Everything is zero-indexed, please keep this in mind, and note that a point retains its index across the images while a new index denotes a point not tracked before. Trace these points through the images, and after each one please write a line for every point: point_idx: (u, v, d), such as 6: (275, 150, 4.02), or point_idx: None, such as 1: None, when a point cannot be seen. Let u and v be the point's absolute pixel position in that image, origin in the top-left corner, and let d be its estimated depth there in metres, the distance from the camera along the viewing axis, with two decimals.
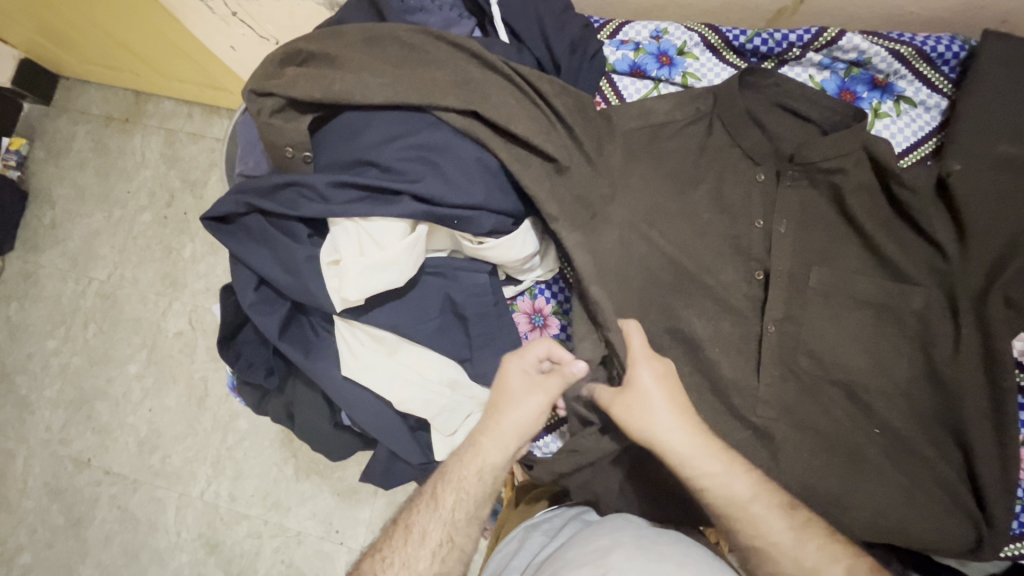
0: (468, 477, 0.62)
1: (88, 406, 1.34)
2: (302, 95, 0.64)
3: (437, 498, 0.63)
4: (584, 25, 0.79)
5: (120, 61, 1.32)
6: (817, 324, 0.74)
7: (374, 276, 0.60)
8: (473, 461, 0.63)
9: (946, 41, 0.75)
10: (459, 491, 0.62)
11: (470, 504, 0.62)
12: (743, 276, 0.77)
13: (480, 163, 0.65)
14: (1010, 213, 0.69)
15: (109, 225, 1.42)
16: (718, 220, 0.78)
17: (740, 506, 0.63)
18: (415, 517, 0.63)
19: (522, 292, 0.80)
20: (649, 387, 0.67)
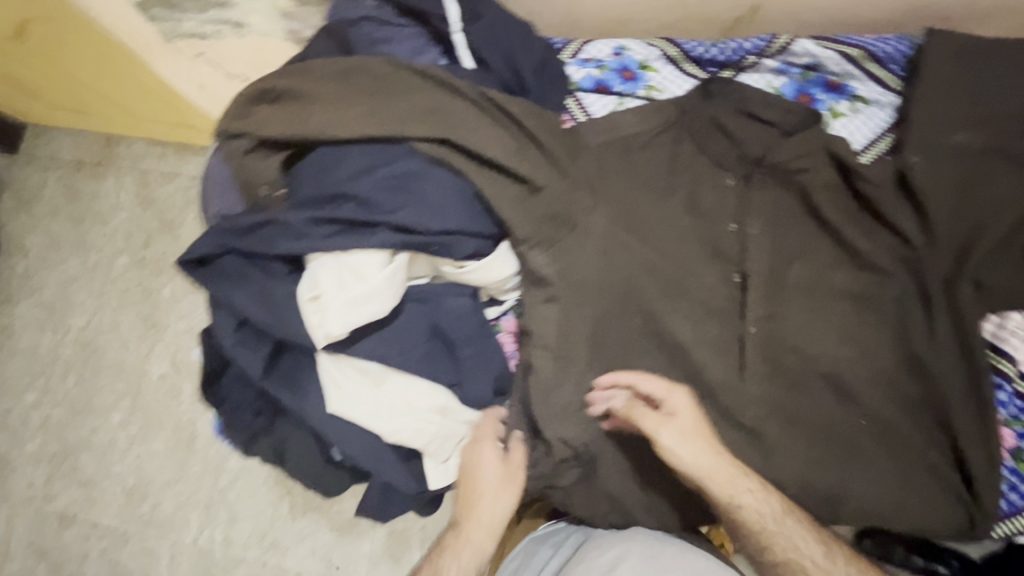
0: (482, 535, 0.69)
1: (71, 458, 1.30)
2: (272, 133, 0.64)
3: (457, 553, 0.69)
4: (547, 46, 0.81)
5: (88, 105, 1.34)
6: (798, 320, 0.76)
7: (356, 309, 0.60)
8: (483, 519, 0.69)
9: (891, 43, 0.80)
10: (479, 540, 0.69)
11: (486, 545, 0.69)
12: (723, 277, 0.77)
13: (455, 189, 0.66)
14: (969, 199, 0.71)
15: (86, 271, 1.40)
16: (694, 225, 0.78)
17: (770, 533, 0.67)
18: (441, 560, 0.69)
19: (506, 312, 0.77)
20: (697, 434, 0.68)
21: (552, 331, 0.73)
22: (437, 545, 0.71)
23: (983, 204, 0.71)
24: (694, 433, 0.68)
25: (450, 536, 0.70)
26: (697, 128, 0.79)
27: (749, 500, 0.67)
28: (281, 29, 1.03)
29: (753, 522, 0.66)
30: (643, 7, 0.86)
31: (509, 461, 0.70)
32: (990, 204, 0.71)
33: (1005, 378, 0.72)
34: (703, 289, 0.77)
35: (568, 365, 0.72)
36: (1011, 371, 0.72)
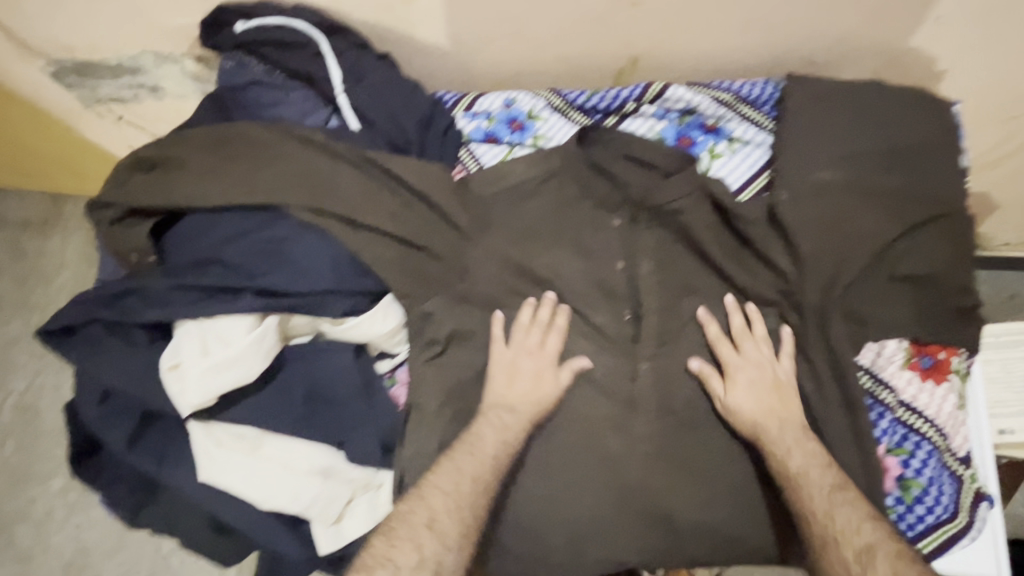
0: (497, 450, 0.69)
1: (7, 532, 1.23)
2: (143, 202, 0.64)
3: (429, 509, 0.64)
4: (433, 102, 0.84)
5: (37, 166, 1.46)
6: (687, 355, 0.76)
7: (218, 377, 0.60)
8: (466, 468, 0.67)
9: (760, 86, 0.84)
10: (469, 484, 0.66)
11: (456, 532, 0.64)
12: (613, 317, 0.78)
13: (327, 250, 0.66)
14: (833, 234, 0.73)
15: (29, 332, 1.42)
16: (584, 267, 0.79)
17: (806, 485, 0.68)
18: (408, 516, 0.64)
19: (400, 364, 0.76)
20: (767, 381, 0.73)
21: (445, 381, 0.73)
22: (409, 496, 0.66)
23: (847, 234, 0.73)
24: (768, 378, 0.73)
25: (421, 486, 0.66)
26: (576, 176, 0.80)
27: (812, 449, 0.70)
28: (194, 90, 1.07)
29: (799, 472, 0.68)
30: (532, 62, 0.90)
31: (489, 383, 0.73)
32: (852, 237, 0.73)
33: (884, 405, 0.74)
34: (591, 330, 0.78)
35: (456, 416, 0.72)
36: (889, 400, 0.74)
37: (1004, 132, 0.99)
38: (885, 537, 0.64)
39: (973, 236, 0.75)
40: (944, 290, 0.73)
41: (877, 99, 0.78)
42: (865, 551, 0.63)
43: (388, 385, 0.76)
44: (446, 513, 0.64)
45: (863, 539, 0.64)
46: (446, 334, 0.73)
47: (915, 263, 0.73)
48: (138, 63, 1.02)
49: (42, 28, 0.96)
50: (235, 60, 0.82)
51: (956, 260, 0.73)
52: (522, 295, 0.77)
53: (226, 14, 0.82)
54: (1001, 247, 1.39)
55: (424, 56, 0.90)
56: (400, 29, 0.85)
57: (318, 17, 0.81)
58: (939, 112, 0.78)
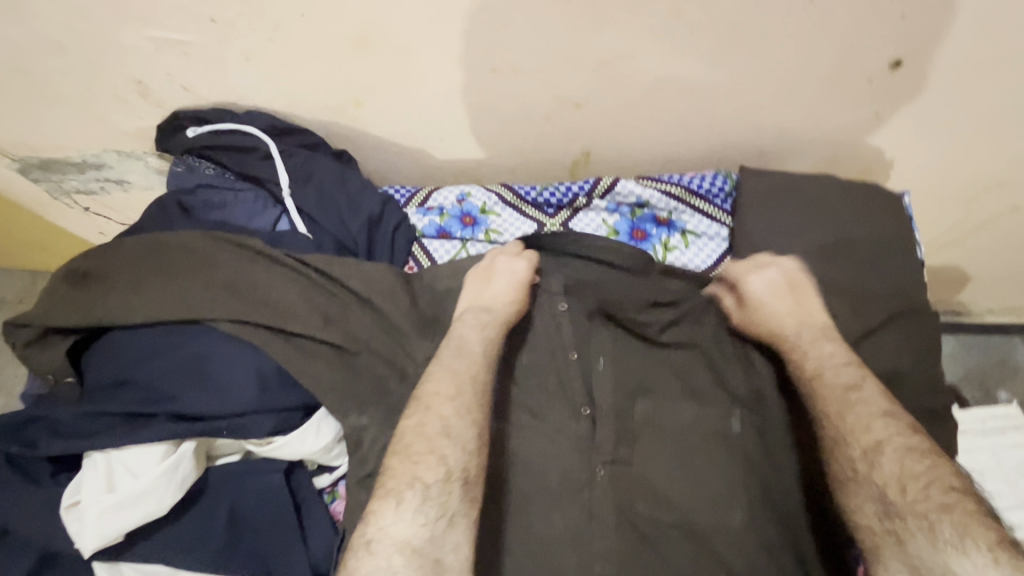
0: (444, 401, 0.64)
1: None
2: (61, 322, 0.61)
3: (420, 455, 0.61)
4: (383, 200, 0.83)
5: (18, 250, 1.50)
6: (648, 457, 0.69)
7: (119, 515, 0.55)
8: (435, 409, 0.64)
9: (711, 179, 0.83)
10: (440, 418, 0.63)
11: (441, 447, 0.62)
12: (569, 415, 0.71)
13: (255, 364, 0.63)
14: (798, 328, 0.71)
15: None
16: (537, 364, 0.73)
17: (850, 415, 0.65)
18: (392, 469, 0.61)
19: (340, 479, 0.70)
20: (781, 286, 0.72)
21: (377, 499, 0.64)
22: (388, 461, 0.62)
23: (809, 336, 0.70)
24: (782, 280, 0.73)
25: (395, 448, 0.62)
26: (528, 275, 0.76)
27: (826, 353, 0.68)
28: (159, 182, 1.05)
29: (813, 373, 0.68)
30: (486, 158, 0.91)
31: (467, 289, 0.74)
32: (815, 333, 0.70)
33: None
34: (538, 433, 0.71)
35: None
36: None
37: (964, 211, 0.98)
38: (898, 432, 0.63)
39: (939, 334, 0.72)
40: (914, 394, 0.69)
41: (831, 194, 0.77)
42: (873, 448, 0.62)
43: (329, 500, 0.71)
44: (440, 423, 0.63)
45: (873, 436, 0.63)
46: (378, 453, 0.65)
47: (882, 366, 0.70)
48: (102, 159, 1.02)
49: (8, 130, 0.97)
50: (186, 165, 0.84)
51: (923, 361, 0.70)
52: (467, 314, 0.71)
53: (182, 119, 0.84)
54: (985, 313, 1.36)
55: (380, 152, 0.91)
56: (353, 129, 0.86)
57: (269, 122, 0.82)
58: (893, 206, 0.77)
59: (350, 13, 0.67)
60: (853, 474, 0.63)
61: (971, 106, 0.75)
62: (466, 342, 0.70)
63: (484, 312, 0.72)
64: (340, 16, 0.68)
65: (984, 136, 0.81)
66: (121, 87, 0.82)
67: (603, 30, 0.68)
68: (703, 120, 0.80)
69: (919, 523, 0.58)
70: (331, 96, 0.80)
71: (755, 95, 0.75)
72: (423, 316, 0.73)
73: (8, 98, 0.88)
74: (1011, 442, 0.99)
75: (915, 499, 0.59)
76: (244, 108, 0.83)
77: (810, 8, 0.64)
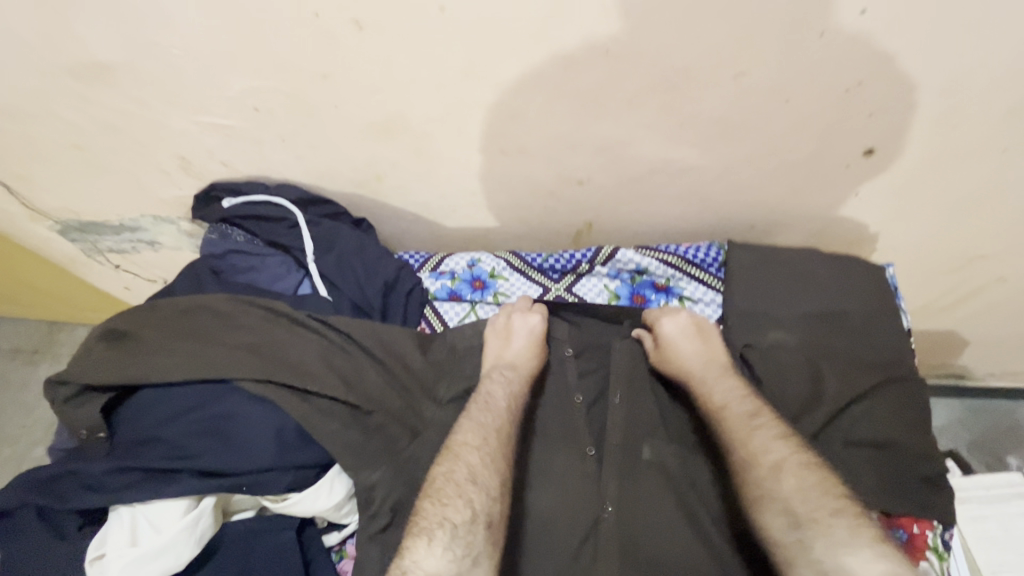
0: (473, 450, 0.69)
1: None
2: (98, 380, 0.65)
3: (453, 495, 0.65)
4: (400, 266, 0.89)
5: (41, 300, 1.57)
6: (653, 500, 0.71)
7: (141, 569, 0.57)
8: (464, 458, 0.68)
9: (705, 249, 0.88)
10: (467, 465, 0.68)
11: (467, 488, 0.66)
12: (575, 458, 0.74)
13: (272, 422, 0.65)
14: (794, 378, 0.75)
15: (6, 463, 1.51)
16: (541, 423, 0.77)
17: (754, 440, 0.69)
18: (424, 512, 0.64)
19: (349, 536, 0.72)
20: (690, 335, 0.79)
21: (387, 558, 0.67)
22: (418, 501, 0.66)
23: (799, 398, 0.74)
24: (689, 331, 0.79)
25: (428, 492, 0.66)
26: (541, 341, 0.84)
27: (729, 387, 0.74)
28: (189, 244, 1.14)
29: (721, 405, 0.73)
30: (496, 227, 0.98)
31: (487, 350, 0.80)
32: (808, 390, 0.74)
33: None
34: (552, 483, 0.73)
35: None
36: None
37: (948, 279, 1.04)
38: (795, 453, 0.67)
39: (929, 401, 0.74)
40: (908, 458, 0.71)
41: (816, 266, 0.83)
42: (775, 466, 0.66)
43: (336, 559, 0.73)
44: (468, 471, 0.67)
45: (773, 457, 0.67)
46: (389, 510, 0.68)
47: (874, 429, 0.71)
48: (138, 223, 1.11)
49: (53, 198, 1.05)
50: (218, 232, 0.89)
51: (916, 428, 0.72)
52: (493, 371, 0.77)
53: (218, 191, 0.91)
54: (986, 376, 1.38)
55: (397, 220, 0.98)
56: (373, 199, 0.94)
57: (298, 193, 0.90)
58: (876, 278, 0.82)
59: (376, 107, 0.75)
60: (761, 490, 0.66)
61: (942, 188, 0.82)
62: (493, 397, 0.75)
63: (508, 369, 0.78)
64: (367, 109, 0.76)
65: (959, 214, 0.87)
66: (166, 162, 0.90)
67: (604, 122, 0.75)
68: (695, 196, 0.87)
69: (821, 532, 0.61)
70: (356, 172, 0.88)
71: (742, 176, 0.82)
72: (435, 373, 0.78)
73: (58, 172, 0.96)
74: (1019, 510, 0.98)
75: (812, 510, 0.63)
76: (276, 181, 0.91)
77: (790, 108, 0.71)
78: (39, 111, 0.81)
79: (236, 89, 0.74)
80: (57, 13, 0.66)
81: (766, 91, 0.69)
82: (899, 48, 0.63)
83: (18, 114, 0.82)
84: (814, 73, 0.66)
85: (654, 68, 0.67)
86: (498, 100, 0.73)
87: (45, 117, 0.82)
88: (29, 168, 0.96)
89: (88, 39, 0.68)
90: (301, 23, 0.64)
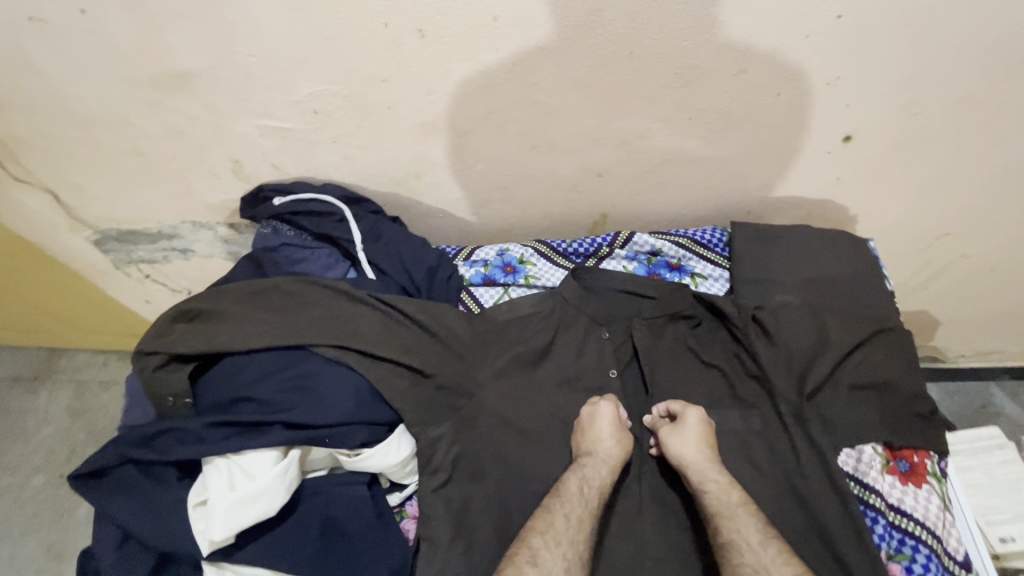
0: (605, 482, 0.74)
1: None
2: (186, 349, 0.75)
3: (576, 519, 0.71)
4: (438, 254, 0.97)
5: (41, 324, 1.56)
6: None
7: (242, 509, 0.65)
8: (593, 479, 0.74)
9: (710, 232, 1.00)
10: (596, 494, 0.73)
11: (584, 513, 0.71)
12: None
13: (350, 383, 0.75)
14: (801, 334, 0.83)
15: (5, 493, 1.48)
16: (581, 387, 0.86)
17: (725, 527, 0.70)
18: (554, 528, 0.69)
19: (410, 496, 0.79)
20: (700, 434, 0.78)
21: (448, 502, 0.75)
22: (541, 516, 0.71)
23: (810, 345, 0.83)
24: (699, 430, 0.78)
25: (552, 509, 0.71)
26: (578, 318, 0.90)
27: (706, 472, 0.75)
28: (222, 250, 1.20)
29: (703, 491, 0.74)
30: (520, 221, 1.08)
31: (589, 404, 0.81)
32: (814, 341, 0.83)
33: (875, 510, 0.76)
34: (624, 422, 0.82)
35: (461, 533, 0.73)
36: (879, 503, 0.76)
37: (918, 259, 1.17)
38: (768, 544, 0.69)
39: (915, 348, 0.85)
40: (902, 395, 0.81)
41: (809, 240, 0.94)
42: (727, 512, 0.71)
43: (399, 518, 0.79)
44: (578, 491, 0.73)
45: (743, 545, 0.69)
46: (453, 461, 0.77)
47: (873, 372, 0.82)
48: (176, 230, 1.16)
49: (98, 207, 1.10)
50: (271, 227, 0.97)
51: (906, 371, 0.83)
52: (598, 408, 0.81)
53: (266, 191, 0.99)
54: (959, 357, 1.50)
55: (429, 217, 1.07)
56: (410, 198, 1.03)
57: (343, 192, 0.98)
58: (860, 248, 0.94)
59: (427, 108, 0.85)
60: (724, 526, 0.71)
61: (909, 170, 0.96)
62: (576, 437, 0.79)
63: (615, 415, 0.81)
64: (418, 110, 0.85)
65: (924, 195, 1.01)
66: (219, 166, 0.97)
67: (622, 119, 0.87)
68: (700, 185, 0.99)
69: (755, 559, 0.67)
70: (398, 171, 0.96)
71: (742, 164, 0.94)
72: (478, 340, 0.84)
73: (110, 179, 1.02)
74: (999, 459, 1.09)
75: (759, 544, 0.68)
76: (321, 180, 0.99)
77: (783, 100, 0.83)
78: (110, 117, 0.89)
79: (301, 93, 0.83)
80: (150, 24, 0.75)
81: (763, 86, 0.81)
82: (870, 45, 0.76)
83: (89, 121, 0.90)
84: (802, 68, 0.79)
85: (669, 67, 0.79)
86: (534, 100, 0.84)
87: (114, 123, 0.90)
88: (83, 176, 1.02)
89: (174, 48, 0.77)
90: (370, 31, 0.74)
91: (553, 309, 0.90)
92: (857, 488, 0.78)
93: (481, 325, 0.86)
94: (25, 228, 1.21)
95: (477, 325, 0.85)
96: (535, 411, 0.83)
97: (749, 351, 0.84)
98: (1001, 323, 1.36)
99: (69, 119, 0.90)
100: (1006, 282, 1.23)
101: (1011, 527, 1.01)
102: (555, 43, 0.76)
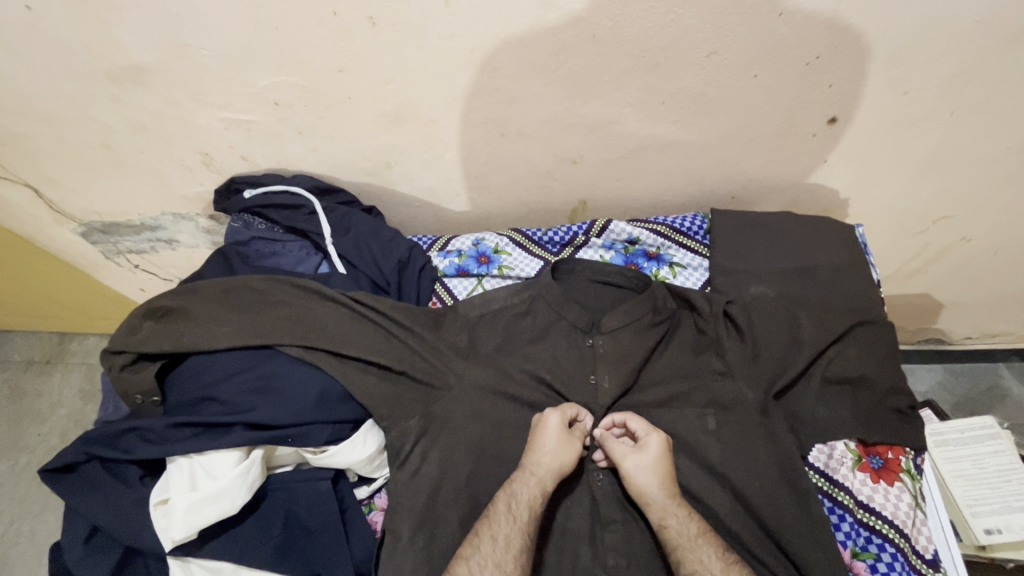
0: (535, 497, 0.71)
1: None
2: (152, 349, 0.75)
3: (502, 540, 0.68)
4: (410, 246, 0.95)
5: (46, 310, 1.58)
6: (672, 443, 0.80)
7: (203, 509, 0.68)
8: (521, 495, 0.71)
9: (691, 219, 0.96)
10: (526, 512, 0.70)
11: (512, 534, 0.68)
12: None
13: (316, 381, 0.75)
14: (775, 329, 0.82)
15: (22, 473, 1.51)
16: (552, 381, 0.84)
17: (687, 559, 0.68)
18: (479, 552, 0.67)
19: (377, 490, 0.81)
20: (658, 460, 0.74)
21: (408, 498, 0.75)
22: (471, 540, 0.69)
23: (783, 343, 0.81)
24: (658, 456, 0.75)
25: (480, 533, 0.69)
26: (553, 311, 0.87)
27: (664, 506, 0.72)
28: (205, 241, 1.18)
29: (660, 524, 0.71)
30: (499, 209, 1.06)
31: (543, 421, 0.76)
32: (788, 338, 0.81)
33: (843, 508, 0.76)
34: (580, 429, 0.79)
35: (420, 527, 0.74)
36: (848, 501, 0.76)
37: (918, 242, 1.11)
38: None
39: (898, 340, 0.82)
40: (878, 391, 0.79)
41: (790, 228, 0.91)
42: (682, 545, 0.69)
43: (366, 511, 0.82)
44: (530, 510, 0.70)
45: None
46: (420, 456, 0.77)
47: (849, 368, 0.79)
48: (158, 222, 1.15)
49: (79, 201, 1.11)
50: (242, 221, 0.96)
51: (887, 367, 0.80)
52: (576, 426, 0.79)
53: (238, 184, 0.98)
54: (965, 340, 1.44)
55: (405, 206, 1.05)
56: (383, 188, 1.01)
57: (313, 182, 0.97)
58: (847, 237, 0.91)
59: (388, 97, 0.82)
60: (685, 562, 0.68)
61: (901, 151, 0.90)
62: (532, 461, 0.73)
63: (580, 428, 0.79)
64: (379, 101, 0.83)
65: (919, 176, 0.96)
66: (189, 159, 0.96)
67: (592, 104, 0.83)
68: (680, 169, 0.95)
69: None
70: (367, 161, 0.94)
71: (724, 149, 0.90)
72: (445, 336, 0.82)
73: (87, 174, 1.03)
74: (991, 449, 1.07)
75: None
76: (292, 172, 0.98)
77: (760, 82, 0.79)
78: (76, 113, 0.89)
79: (259, 85, 0.81)
80: (99, 19, 0.73)
81: (737, 68, 0.77)
82: (850, 22, 0.71)
83: (55, 117, 0.90)
84: (778, 48, 0.74)
85: (637, 50, 0.74)
86: (498, 86, 0.80)
87: (81, 119, 0.90)
88: (60, 171, 1.03)
89: (126, 42, 0.76)
90: (319, 21, 0.72)
91: (525, 303, 0.87)
92: (822, 482, 0.77)
93: (451, 320, 0.84)
94: (15, 221, 1.22)
95: (447, 321, 0.84)
96: (500, 406, 0.81)
97: (722, 346, 0.82)
98: (1012, 305, 1.30)
99: (38, 115, 0.90)
100: (1013, 264, 1.16)
101: (996, 518, 0.99)
102: (513, 28, 0.72)
